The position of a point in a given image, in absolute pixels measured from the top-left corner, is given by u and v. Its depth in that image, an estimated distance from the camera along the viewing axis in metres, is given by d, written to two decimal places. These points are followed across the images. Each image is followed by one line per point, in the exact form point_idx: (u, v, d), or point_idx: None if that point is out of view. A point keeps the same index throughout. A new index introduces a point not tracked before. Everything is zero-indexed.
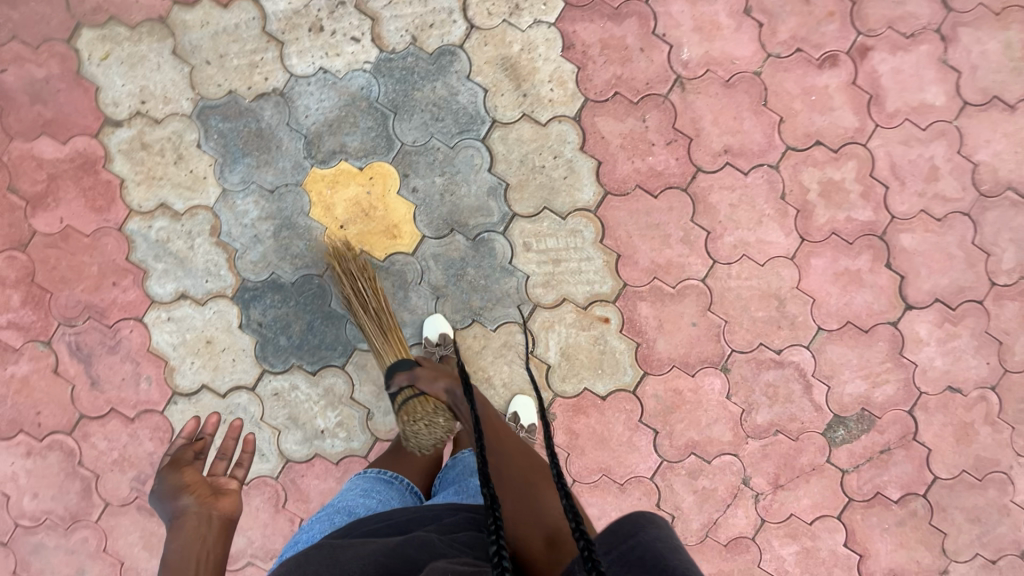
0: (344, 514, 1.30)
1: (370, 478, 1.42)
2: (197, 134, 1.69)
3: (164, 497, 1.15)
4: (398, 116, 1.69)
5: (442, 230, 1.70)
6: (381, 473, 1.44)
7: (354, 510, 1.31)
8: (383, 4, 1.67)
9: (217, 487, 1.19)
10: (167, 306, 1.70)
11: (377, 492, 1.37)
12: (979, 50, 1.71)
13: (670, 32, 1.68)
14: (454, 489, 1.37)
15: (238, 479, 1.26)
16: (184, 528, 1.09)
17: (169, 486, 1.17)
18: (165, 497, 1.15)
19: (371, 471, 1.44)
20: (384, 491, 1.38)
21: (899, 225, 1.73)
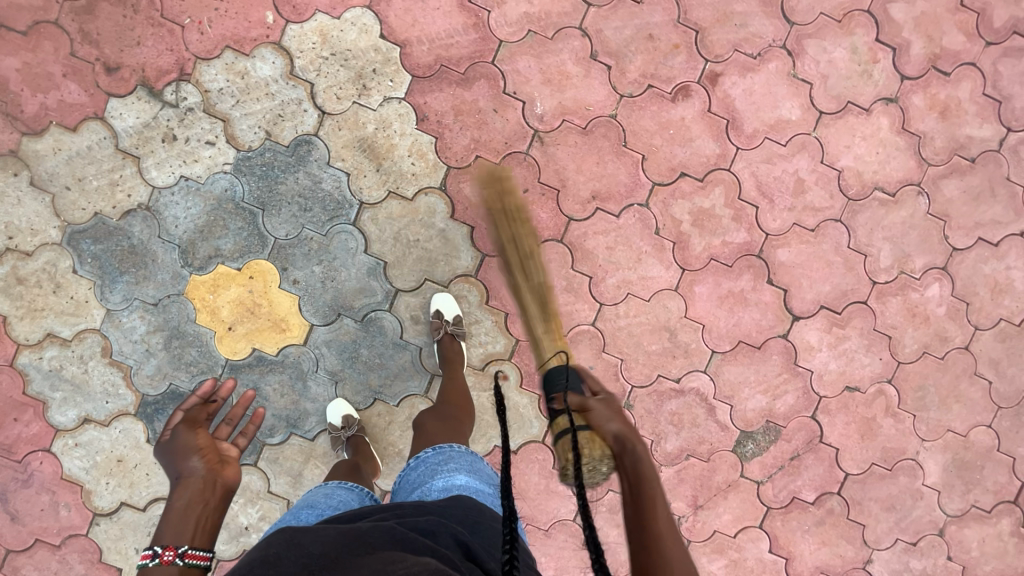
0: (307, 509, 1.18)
1: (327, 488, 1.27)
2: (71, 260, 1.69)
3: (175, 454, 1.07)
4: (267, 212, 1.70)
5: (329, 316, 1.72)
6: (342, 484, 1.30)
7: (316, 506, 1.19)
8: (231, 104, 1.66)
9: (223, 454, 1.09)
10: (72, 432, 1.72)
11: (339, 493, 1.25)
12: (827, 60, 1.74)
13: (521, 88, 1.69)
14: (417, 492, 1.19)
15: (239, 447, 1.15)
16: (194, 485, 1.02)
17: (179, 446, 1.07)
18: (175, 456, 1.06)
19: (332, 482, 1.30)
20: (343, 494, 1.25)
21: (774, 242, 1.77)
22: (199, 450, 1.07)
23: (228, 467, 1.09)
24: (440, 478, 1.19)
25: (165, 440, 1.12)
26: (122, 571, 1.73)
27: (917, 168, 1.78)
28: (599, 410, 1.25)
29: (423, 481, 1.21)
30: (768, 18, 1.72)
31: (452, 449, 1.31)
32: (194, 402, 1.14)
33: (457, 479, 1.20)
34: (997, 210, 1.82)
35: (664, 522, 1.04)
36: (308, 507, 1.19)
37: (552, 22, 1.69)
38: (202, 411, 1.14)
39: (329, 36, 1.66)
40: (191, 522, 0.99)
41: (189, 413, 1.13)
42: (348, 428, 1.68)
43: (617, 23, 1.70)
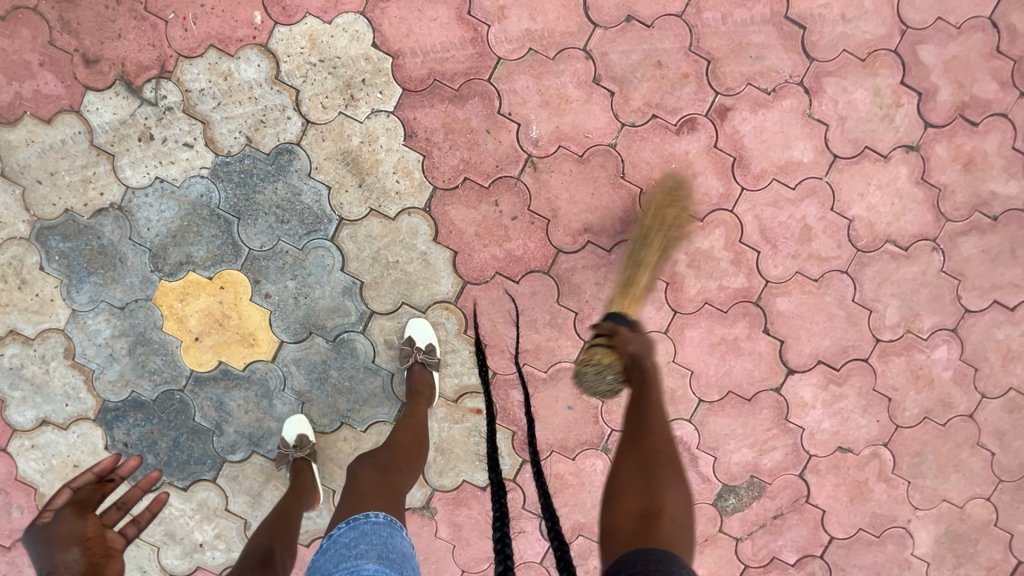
0: None
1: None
2: (38, 257, 1.63)
3: (50, 546, 0.92)
4: (242, 221, 1.62)
5: (300, 334, 1.65)
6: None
7: None
8: (212, 106, 1.59)
9: (111, 545, 0.96)
10: (29, 433, 1.67)
11: None
12: (846, 100, 1.63)
13: (517, 109, 1.60)
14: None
15: (127, 538, 1.01)
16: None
17: (59, 535, 0.93)
18: (50, 548, 0.92)
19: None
20: None
21: (773, 289, 1.67)
22: (84, 542, 0.94)
23: (113, 562, 0.95)
24: (344, 574, 1.10)
25: (40, 525, 0.96)
26: None
27: (933, 222, 1.67)
28: (626, 335, 1.42)
29: (326, 574, 1.13)
30: (786, 51, 1.61)
31: (368, 521, 1.20)
32: (87, 481, 1.00)
33: (365, 568, 1.11)
34: (1017, 272, 1.70)
35: (658, 418, 1.25)
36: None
37: (556, 41, 1.59)
38: (94, 492, 1.00)
39: (318, 41, 1.58)
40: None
41: (78, 494, 0.99)
42: (300, 449, 1.62)
43: (624, 47, 1.59)
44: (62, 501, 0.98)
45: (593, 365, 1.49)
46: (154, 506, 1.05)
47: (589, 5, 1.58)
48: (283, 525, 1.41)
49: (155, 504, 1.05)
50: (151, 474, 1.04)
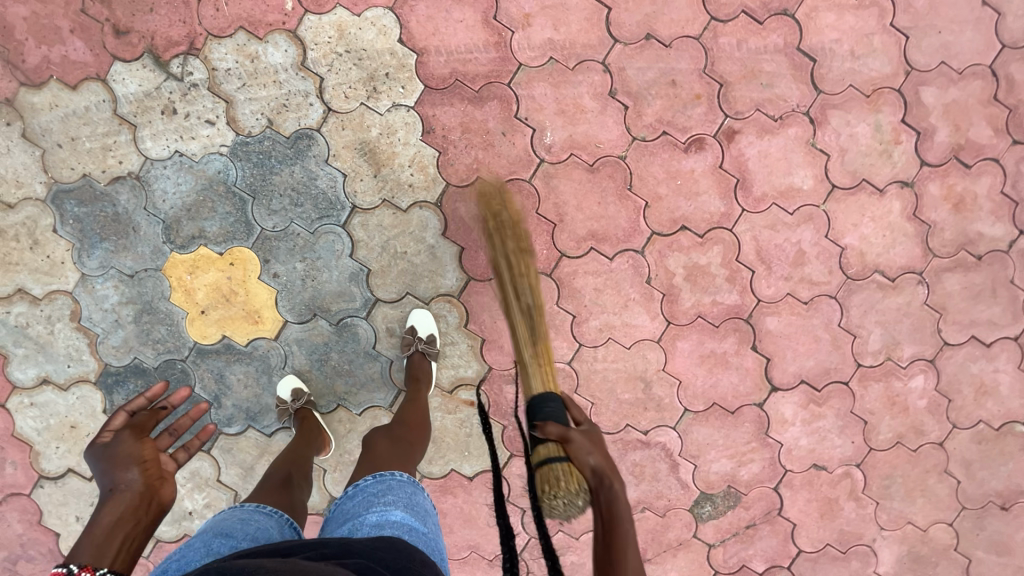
0: (220, 538, 1.05)
1: (246, 511, 1.15)
2: (52, 219, 1.66)
3: (112, 465, 1.00)
4: (257, 201, 1.66)
5: (304, 315, 1.69)
6: (261, 507, 1.18)
7: (231, 534, 1.07)
8: (236, 87, 1.63)
9: (164, 469, 1.05)
10: (29, 391, 1.70)
11: (255, 520, 1.14)
12: (848, 133, 1.70)
13: (534, 115, 1.65)
14: (346, 527, 1.10)
15: (178, 462, 1.10)
16: (127, 502, 0.98)
17: (118, 454, 1.02)
18: (112, 467, 1.00)
19: (249, 504, 1.17)
20: (261, 520, 1.15)
21: (764, 308, 1.74)
22: (141, 462, 1.02)
23: (166, 485, 1.04)
24: (374, 513, 1.11)
25: (101, 444, 1.05)
26: (61, 536, 1.73)
27: (921, 257, 1.75)
28: (579, 442, 1.12)
29: (355, 515, 1.12)
30: (795, 82, 1.68)
31: (394, 475, 1.22)
32: (142, 407, 1.08)
33: (392, 515, 1.11)
34: (996, 311, 1.78)
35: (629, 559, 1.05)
36: (223, 536, 1.06)
37: (575, 52, 1.64)
38: (149, 419, 1.08)
39: (346, 32, 1.62)
40: (115, 542, 0.95)
41: (135, 420, 1.07)
42: (297, 401, 1.65)
43: (641, 64, 1.65)
44: (120, 424, 1.06)
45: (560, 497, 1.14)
46: (202, 435, 1.14)
47: (611, 21, 1.64)
48: (298, 462, 1.44)
49: (203, 433, 1.13)
50: (201, 406, 1.11)
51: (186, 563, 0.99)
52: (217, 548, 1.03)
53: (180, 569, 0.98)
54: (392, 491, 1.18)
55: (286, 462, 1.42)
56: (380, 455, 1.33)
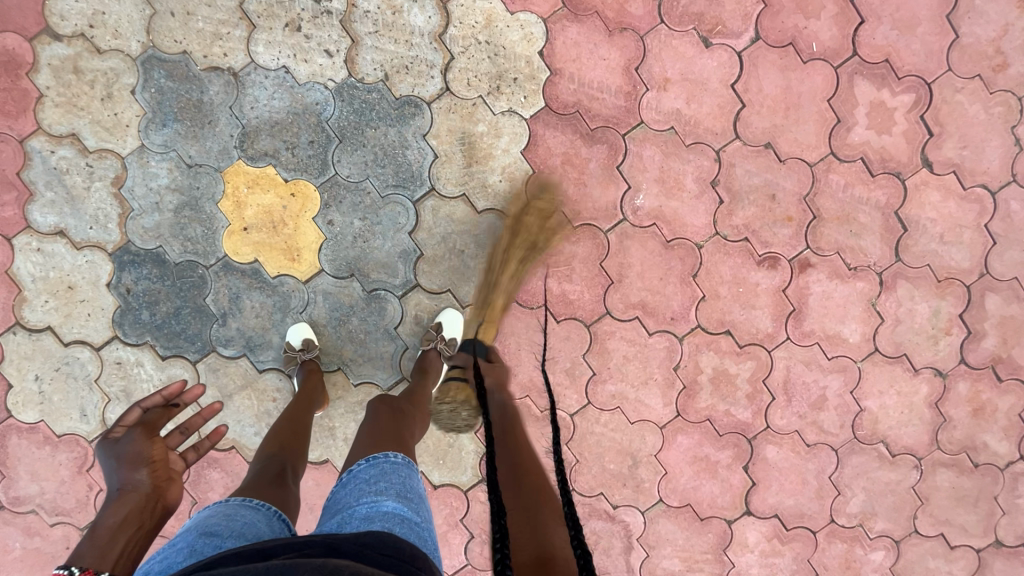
0: (204, 539, 0.96)
1: (232, 505, 1.08)
2: (135, 80, 1.60)
3: (121, 461, 1.01)
4: (342, 145, 1.63)
5: (342, 271, 1.66)
6: (247, 500, 1.11)
7: (214, 532, 0.99)
8: (368, 31, 1.59)
9: (172, 469, 1.05)
10: (41, 236, 1.62)
11: (240, 516, 1.05)
12: (909, 307, 1.74)
13: (634, 174, 1.65)
14: (336, 520, 1.05)
15: (186, 460, 1.11)
16: (134, 501, 0.97)
17: (128, 453, 1.02)
18: (121, 464, 1.01)
19: (235, 499, 1.11)
20: (247, 514, 1.07)
21: (769, 436, 1.76)
22: (150, 463, 1.02)
23: (173, 485, 1.04)
24: (364, 506, 1.06)
25: (111, 440, 1.05)
26: (12, 388, 1.66)
27: (925, 444, 1.79)
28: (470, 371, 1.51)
29: (346, 506, 1.08)
30: (881, 241, 1.71)
31: (391, 462, 1.19)
32: (156, 404, 1.11)
33: (384, 505, 1.06)
34: (971, 519, 1.82)
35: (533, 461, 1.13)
36: (207, 535, 0.97)
37: (695, 132, 1.65)
38: (160, 416, 1.11)
39: (493, 24, 1.59)
40: (117, 546, 0.92)
41: (146, 416, 1.09)
42: (305, 352, 1.62)
43: (750, 167, 1.66)
44: (132, 420, 1.08)
45: (449, 402, 1.50)
46: (213, 437, 1.15)
47: (740, 117, 1.64)
48: (296, 437, 1.36)
49: (213, 435, 1.14)
50: (212, 405, 1.15)
51: (168, 564, 0.91)
52: (201, 549, 0.94)
53: (161, 571, 0.89)
54: (385, 482, 1.14)
55: (284, 444, 1.32)
56: (392, 431, 1.30)
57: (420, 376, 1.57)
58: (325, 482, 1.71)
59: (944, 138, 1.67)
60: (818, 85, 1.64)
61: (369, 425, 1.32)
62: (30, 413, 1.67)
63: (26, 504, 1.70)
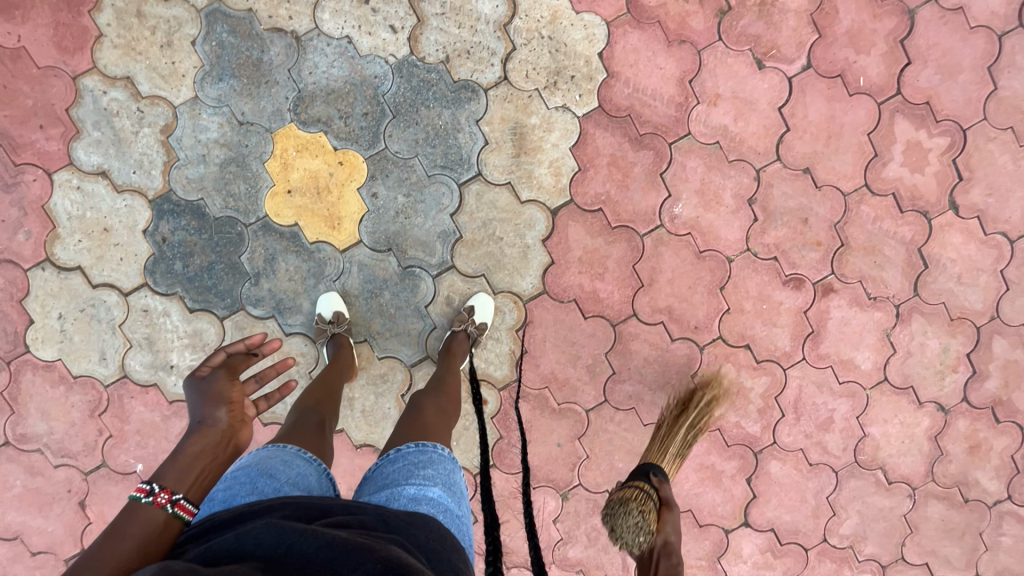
0: (266, 479, 1.05)
1: (289, 452, 1.15)
2: (196, 32, 1.61)
3: (205, 398, 1.10)
4: (395, 120, 1.65)
5: (380, 244, 1.67)
6: (301, 452, 1.17)
7: (274, 475, 1.06)
8: (435, 12, 1.62)
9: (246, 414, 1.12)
10: (82, 174, 1.61)
11: (296, 465, 1.12)
12: (920, 342, 1.80)
13: (676, 183, 1.69)
14: (384, 494, 1.08)
15: (258, 408, 1.16)
16: (212, 435, 1.04)
17: (213, 390, 1.11)
18: (204, 400, 1.09)
19: (291, 447, 1.17)
20: (302, 464, 1.13)
21: (775, 451, 1.81)
22: (229, 403, 1.10)
23: (243, 428, 1.10)
24: (412, 486, 1.10)
25: (198, 377, 1.15)
26: (33, 323, 1.65)
27: (921, 475, 1.85)
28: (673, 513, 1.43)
29: (394, 483, 1.12)
30: (903, 275, 1.77)
31: (440, 454, 1.22)
32: (238, 350, 1.19)
33: (430, 491, 1.09)
34: (956, 552, 1.88)
35: None
36: (267, 475, 1.05)
37: (738, 149, 1.69)
38: (241, 362, 1.19)
39: (558, 21, 1.63)
40: (194, 470, 0.99)
41: (230, 360, 1.18)
42: (335, 324, 1.62)
43: (787, 190, 1.71)
44: (217, 362, 1.17)
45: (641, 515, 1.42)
46: (282, 389, 1.21)
47: (783, 140, 1.70)
48: (330, 397, 1.44)
49: (283, 386, 1.21)
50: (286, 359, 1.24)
51: (232, 495, 1.01)
52: (262, 488, 1.02)
53: (225, 501, 1.00)
54: (432, 469, 1.17)
55: (319, 401, 1.40)
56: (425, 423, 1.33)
57: (447, 358, 1.59)
58: (338, 451, 1.71)
59: (972, 184, 1.74)
60: (860, 118, 1.70)
61: (411, 419, 1.34)
62: (48, 351, 1.66)
63: (32, 443, 1.69)
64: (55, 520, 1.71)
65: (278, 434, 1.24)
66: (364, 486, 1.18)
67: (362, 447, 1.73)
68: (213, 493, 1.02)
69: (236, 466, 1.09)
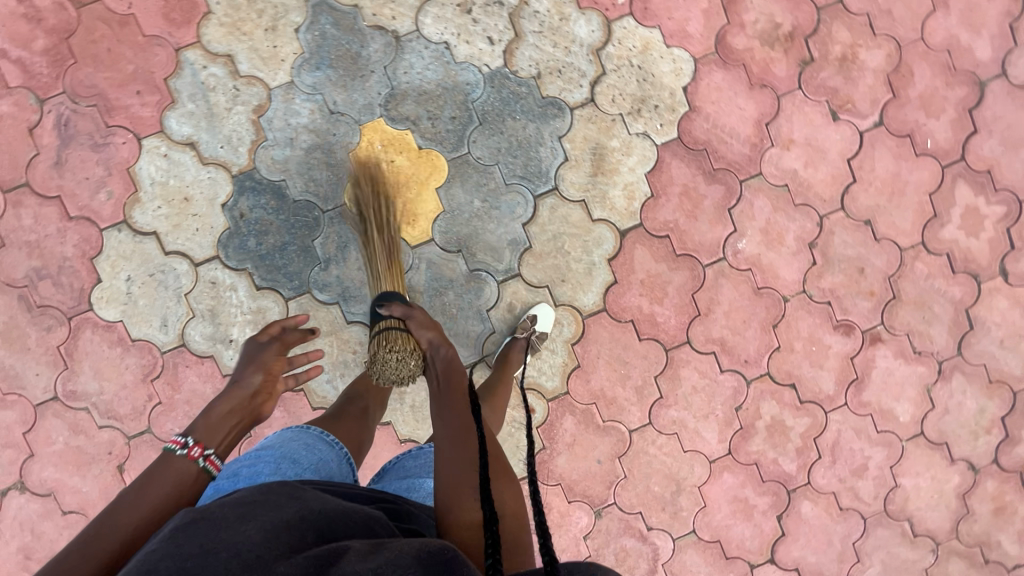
0: (288, 462, 1.09)
1: (313, 436, 1.20)
2: (302, 20, 1.66)
3: (249, 363, 1.31)
4: (481, 128, 1.70)
5: (450, 245, 1.71)
6: (325, 435, 1.23)
7: (299, 461, 1.10)
8: (533, 29, 1.68)
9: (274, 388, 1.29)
10: (171, 143, 1.65)
11: (320, 450, 1.17)
12: (958, 400, 1.84)
13: (743, 219, 1.75)
14: (404, 482, 1.17)
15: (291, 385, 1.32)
16: (238, 398, 1.22)
17: (256, 357, 1.31)
18: (249, 364, 1.31)
19: (315, 429, 1.22)
20: (324, 449, 1.18)
21: (808, 491, 1.83)
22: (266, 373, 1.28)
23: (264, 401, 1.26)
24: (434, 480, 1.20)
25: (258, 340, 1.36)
26: (100, 282, 1.66)
27: (946, 531, 1.88)
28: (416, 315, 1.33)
29: (415, 474, 1.20)
30: (948, 333, 1.82)
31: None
32: (291, 326, 1.38)
33: None
34: None
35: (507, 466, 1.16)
36: (291, 459, 1.09)
37: (805, 193, 1.75)
38: (294, 337, 1.39)
39: (649, 52, 1.70)
40: (221, 432, 1.16)
41: (284, 332, 1.37)
42: None
43: (847, 238, 1.77)
44: (274, 331, 1.37)
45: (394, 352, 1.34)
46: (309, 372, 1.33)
47: (849, 190, 1.76)
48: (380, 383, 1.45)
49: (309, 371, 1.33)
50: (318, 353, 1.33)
51: (255, 473, 1.04)
52: (286, 471, 1.06)
53: (249, 480, 1.02)
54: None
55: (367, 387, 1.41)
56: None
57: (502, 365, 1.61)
58: (382, 443, 1.72)
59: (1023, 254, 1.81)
60: (924, 178, 1.76)
61: None
62: (111, 311, 1.67)
63: (80, 400, 1.68)
64: (91, 481, 1.69)
65: (319, 419, 1.31)
66: (382, 476, 1.25)
67: (406, 442, 1.73)
68: (236, 468, 1.07)
69: (259, 446, 1.13)
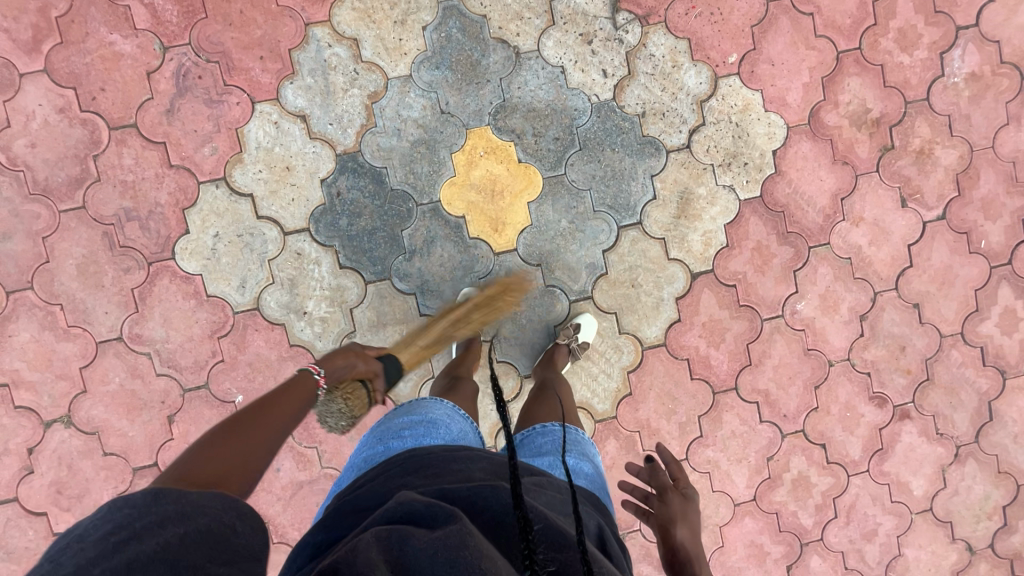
0: (419, 432, 1.18)
1: (447, 409, 1.31)
2: (430, 20, 1.72)
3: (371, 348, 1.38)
4: (581, 153, 1.77)
5: (532, 258, 1.77)
6: (447, 405, 1.33)
7: (426, 436, 1.18)
8: (645, 71, 1.77)
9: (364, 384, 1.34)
10: (283, 113, 1.69)
11: (443, 426, 1.23)
12: (969, 484, 1.95)
13: (805, 283, 1.85)
14: (546, 458, 1.22)
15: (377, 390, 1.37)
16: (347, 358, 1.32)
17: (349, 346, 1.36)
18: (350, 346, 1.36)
19: (429, 400, 1.33)
20: (452, 421, 1.26)
21: (819, 548, 1.92)
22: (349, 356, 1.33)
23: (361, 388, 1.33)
24: (572, 457, 1.22)
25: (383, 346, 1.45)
26: (187, 234, 1.68)
27: None
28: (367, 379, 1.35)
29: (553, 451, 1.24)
30: (970, 421, 1.94)
31: (571, 431, 1.33)
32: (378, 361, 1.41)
33: (585, 467, 1.22)
34: None
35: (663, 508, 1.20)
36: (419, 432, 1.18)
37: (866, 269, 1.87)
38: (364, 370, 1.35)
39: (748, 112, 1.80)
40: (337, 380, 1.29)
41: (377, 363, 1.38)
42: None
43: (895, 317, 1.89)
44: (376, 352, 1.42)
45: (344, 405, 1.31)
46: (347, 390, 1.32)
47: (905, 274, 1.88)
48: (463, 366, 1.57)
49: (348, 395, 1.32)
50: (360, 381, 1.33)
51: (389, 445, 1.16)
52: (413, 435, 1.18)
53: (384, 451, 1.15)
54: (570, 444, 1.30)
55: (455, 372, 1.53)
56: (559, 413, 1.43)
57: (549, 365, 1.66)
58: None
59: None
60: (973, 275, 1.89)
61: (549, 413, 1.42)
62: (192, 265, 1.68)
63: (143, 345, 1.69)
64: (138, 427, 1.69)
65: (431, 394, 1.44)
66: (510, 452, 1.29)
67: None
68: (399, 428, 1.21)
69: (407, 412, 1.27)
